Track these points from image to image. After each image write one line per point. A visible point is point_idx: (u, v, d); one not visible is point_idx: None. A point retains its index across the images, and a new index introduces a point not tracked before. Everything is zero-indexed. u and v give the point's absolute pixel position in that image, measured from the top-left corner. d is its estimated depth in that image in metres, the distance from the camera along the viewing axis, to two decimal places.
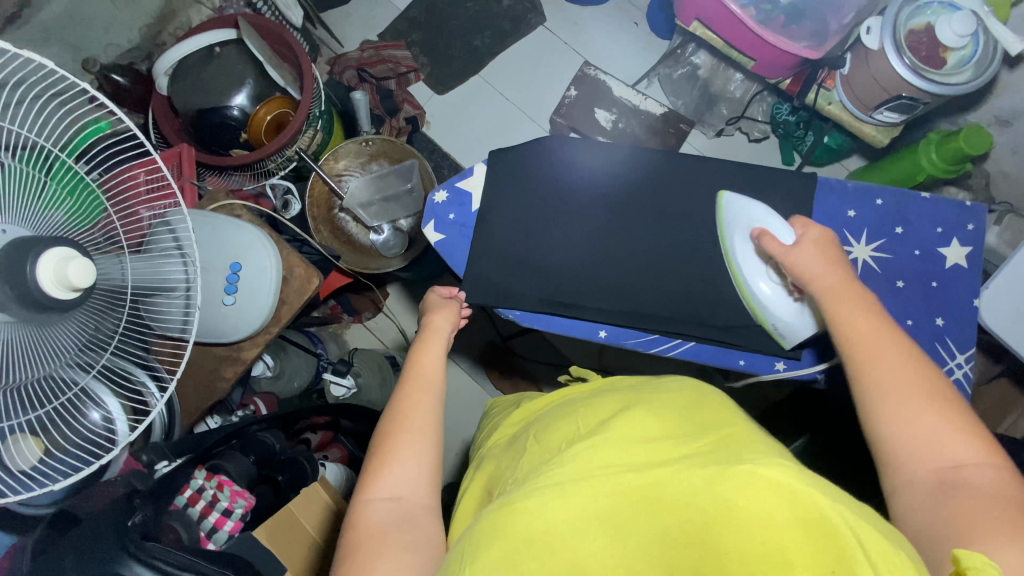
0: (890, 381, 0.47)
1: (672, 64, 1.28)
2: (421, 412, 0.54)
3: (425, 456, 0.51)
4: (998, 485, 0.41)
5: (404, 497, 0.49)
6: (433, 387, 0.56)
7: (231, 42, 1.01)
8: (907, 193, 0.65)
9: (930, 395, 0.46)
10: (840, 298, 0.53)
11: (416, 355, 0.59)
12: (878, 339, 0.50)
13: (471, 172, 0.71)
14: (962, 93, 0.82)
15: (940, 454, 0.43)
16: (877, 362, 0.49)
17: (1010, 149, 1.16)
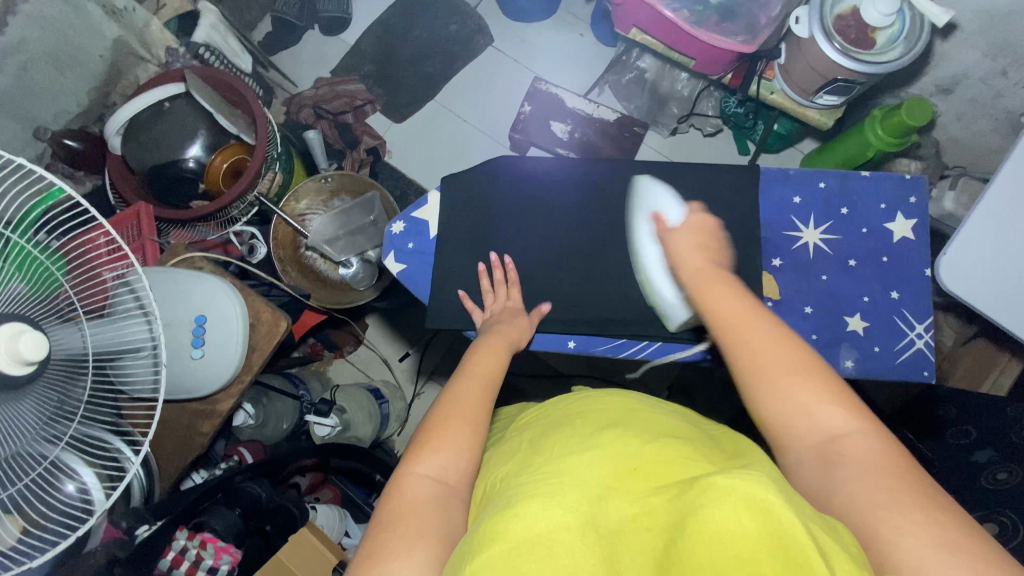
0: (765, 361, 0.49)
1: (620, 71, 1.31)
2: (466, 410, 0.53)
3: (469, 449, 0.50)
4: (871, 454, 0.45)
5: (447, 479, 0.48)
6: (492, 390, 0.55)
7: (180, 96, 1.01)
8: (848, 174, 0.67)
9: (805, 370, 0.49)
10: (711, 289, 0.55)
11: (478, 354, 0.59)
12: (742, 318, 0.52)
13: (425, 200, 0.71)
14: (893, 70, 0.85)
15: (825, 429, 0.47)
16: (750, 344, 0.50)
17: (953, 115, 1.19)
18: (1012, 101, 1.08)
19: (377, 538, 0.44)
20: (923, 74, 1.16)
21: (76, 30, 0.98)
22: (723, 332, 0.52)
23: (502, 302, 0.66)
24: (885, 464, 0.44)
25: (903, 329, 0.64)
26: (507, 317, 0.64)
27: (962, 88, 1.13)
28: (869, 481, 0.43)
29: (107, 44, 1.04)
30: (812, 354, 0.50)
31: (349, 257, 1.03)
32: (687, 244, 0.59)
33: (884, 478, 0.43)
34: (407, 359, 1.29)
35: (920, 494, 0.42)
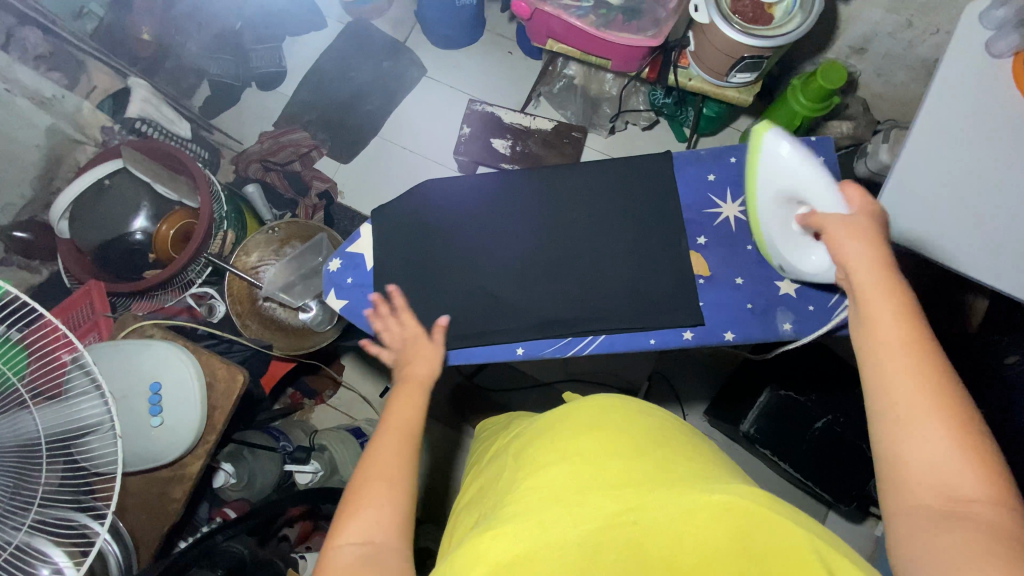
0: (886, 375, 0.46)
1: (549, 81, 1.35)
2: (388, 457, 0.50)
3: (395, 503, 0.47)
4: (997, 520, 0.39)
5: (373, 540, 0.44)
6: (411, 435, 0.53)
7: (119, 171, 1.01)
8: (756, 145, 0.72)
9: (932, 388, 0.44)
10: (862, 287, 0.52)
11: (388, 403, 0.56)
12: (893, 322, 0.49)
13: (357, 235, 0.73)
14: (794, 39, 0.88)
15: (932, 453, 0.42)
16: (881, 356, 0.47)
17: (874, 73, 1.22)
18: (924, 49, 1.11)
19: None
20: (836, 38, 1.18)
21: (10, 124, 1.02)
22: (866, 339, 0.49)
23: (398, 332, 0.64)
24: (1012, 539, 0.38)
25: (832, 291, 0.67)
26: (407, 361, 0.62)
27: (875, 45, 1.15)
28: (974, 538, 0.38)
29: (41, 134, 1.06)
30: (940, 366, 0.45)
31: (307, 301, 1.03)
32: (834, 242, 0.55)
33: (968, 512, 0.39)
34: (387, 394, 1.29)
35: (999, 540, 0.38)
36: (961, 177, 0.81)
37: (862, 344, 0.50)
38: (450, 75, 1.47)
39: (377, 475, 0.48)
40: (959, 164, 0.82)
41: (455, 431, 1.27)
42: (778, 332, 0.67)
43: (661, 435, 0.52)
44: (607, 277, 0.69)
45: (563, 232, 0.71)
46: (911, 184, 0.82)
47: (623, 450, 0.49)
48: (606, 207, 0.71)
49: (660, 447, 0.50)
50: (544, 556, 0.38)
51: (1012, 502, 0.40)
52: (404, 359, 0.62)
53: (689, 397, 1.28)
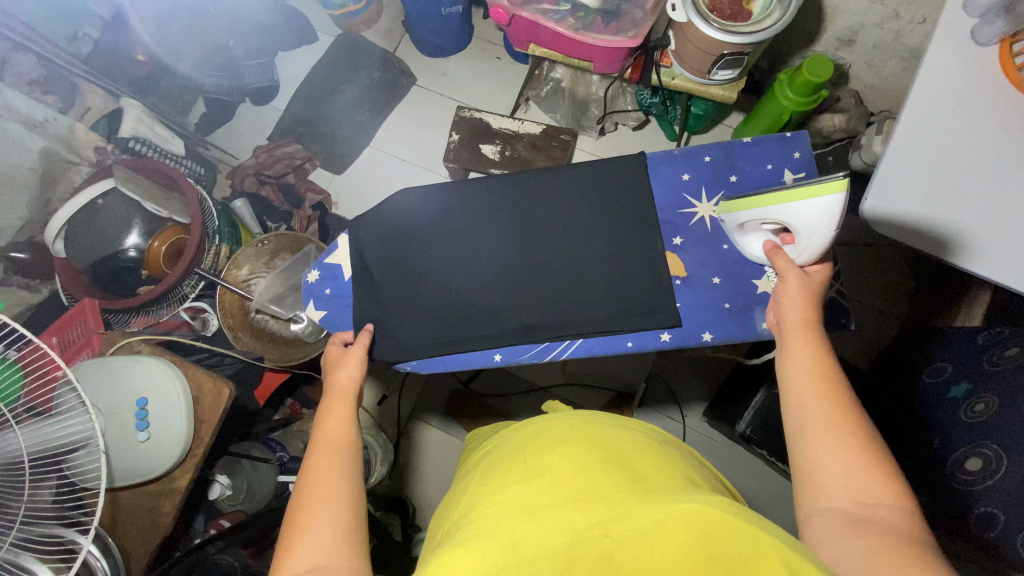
0: (797, 398, 0.52)
1: (537, 85, 1.35)
2: (330, 479, 0.50)
3: (340, 523, 0.47)
4: (897, 522, 0.42)
5: (321, 563, 0.44)
6: (343, 448, 0.54)
7: (111, 191, 1.04)
8: (731, 142, 0.72)
9: (837, 409, 0.50)
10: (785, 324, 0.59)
11: (321, 422, 0.56)
12: (804, 353, 0.55)
13: (335, 246, 0.73)
14: (773, 34, 0.87)
15: (838, 463, 0.46)
16: (793, 382, 0.53)
17: (864, 63, 1.20)
18: (912, 39, 1.09)
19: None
20: (824, 30, 1.16)
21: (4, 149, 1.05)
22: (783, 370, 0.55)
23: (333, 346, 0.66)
24: (908, 537, 0.41)
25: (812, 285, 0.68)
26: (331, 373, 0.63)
27: (863, 37, 1.14)
28: (878, 538, 0.41)
29: (35, 156, 1.09)
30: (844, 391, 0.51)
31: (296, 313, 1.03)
32: (778, 283, 0.63)
33: (874, 516, 0.43)
34: (385, 402, 1.29)
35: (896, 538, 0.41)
36: (945, 167, 0.80)
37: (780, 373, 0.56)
38: (440, 83, 1.48)
39: (316, 498, 0.48)
40: (947, 154, 0.80)
41: (452, 437, 1.27)
42: (757, 332, 0.66)
43: (618, 443, 0.52)
44: (583, 280, 0.69)
45: (538, 236, 0.71)
46: (894, 175, 0.81)
47: (587, 458, 0.49)
48: (580, 210, 0.71)
49: (620, 456, 0.49)
50: (516, 569, 0.37)
51: (916, 511, 0.44)
52: (333, 372, 0.63)
53: (687, 398, 1.26)
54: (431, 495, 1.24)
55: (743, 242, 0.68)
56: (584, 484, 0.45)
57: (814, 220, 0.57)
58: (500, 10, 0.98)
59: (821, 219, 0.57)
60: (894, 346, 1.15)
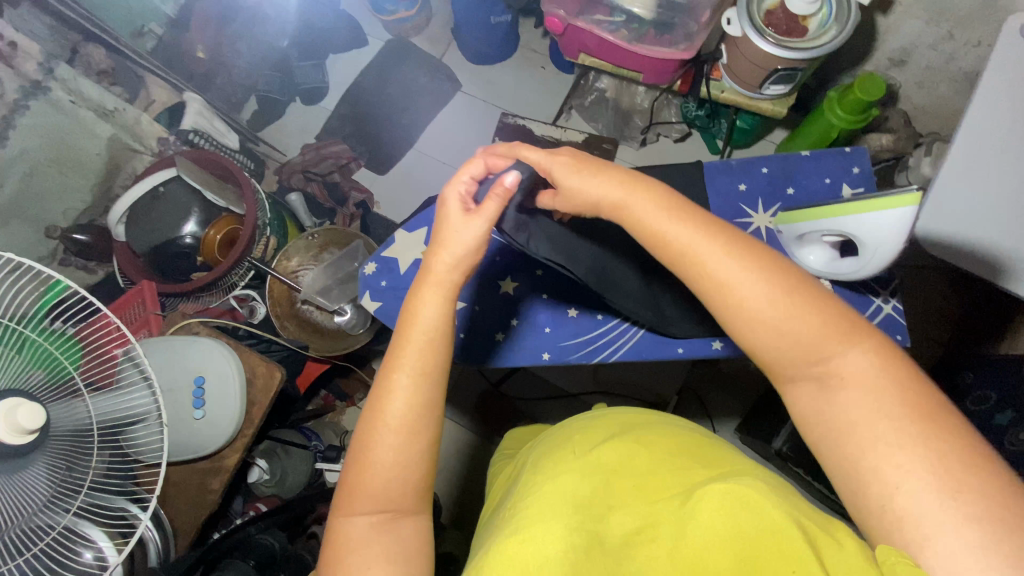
0: (752, 306, 0.45)
1: (581, 95, 1.38)
2: (405, 404, 0.45)
3: (405, 463, 0.45)
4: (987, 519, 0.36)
5: (385, 508, 0.45)
6: (431, 368, 0.47)
7: (172, 179, 1.08)
8: (791, 154, 0.73)
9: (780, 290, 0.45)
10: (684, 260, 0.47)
11: (412, 314, 0.48)
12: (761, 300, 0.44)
13: (392, 240, 0.76)
14: (830, 50, 0.87)
15: (825, 341, 0.44)
16: (734, 292, 0.45)
17: (914, 84, 1.19)
18: (966, 62, 1.08)
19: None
20: (874, 50, 1.16)
21: (74, 134, 1.11)
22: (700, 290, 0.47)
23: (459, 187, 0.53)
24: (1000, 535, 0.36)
25: (869, 299, 0.71)
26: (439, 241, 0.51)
27: (916, 57, 1.13)
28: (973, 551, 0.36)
29: (102, 144, 1.15)
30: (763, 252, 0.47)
31: (343, 304, 1.09)
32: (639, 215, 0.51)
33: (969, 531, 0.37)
34: None
35: (910, 398, 0.41)
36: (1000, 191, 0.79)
37: (704, 293, 0.47)
38: (484, 89, 1.51)
39: (385, 429, 0.46)
40: (1002, 178, 0.79)
41: (481, 437, 1.28)
42: None
43: (671, 436, 0.52)
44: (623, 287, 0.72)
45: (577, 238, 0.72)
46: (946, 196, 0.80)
47: (637, 449, 0.50)
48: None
49: (668, 449, 0.50)
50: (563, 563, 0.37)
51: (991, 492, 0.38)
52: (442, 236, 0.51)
53: (717, 414, 1.25)
54: (458, 495, 1.25)
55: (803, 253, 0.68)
56: (633, 477, 0.46)
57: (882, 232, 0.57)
58: (556, 19, 0.99)
59: (891, 233, 0.57)
60: (937, 372, 1.12)
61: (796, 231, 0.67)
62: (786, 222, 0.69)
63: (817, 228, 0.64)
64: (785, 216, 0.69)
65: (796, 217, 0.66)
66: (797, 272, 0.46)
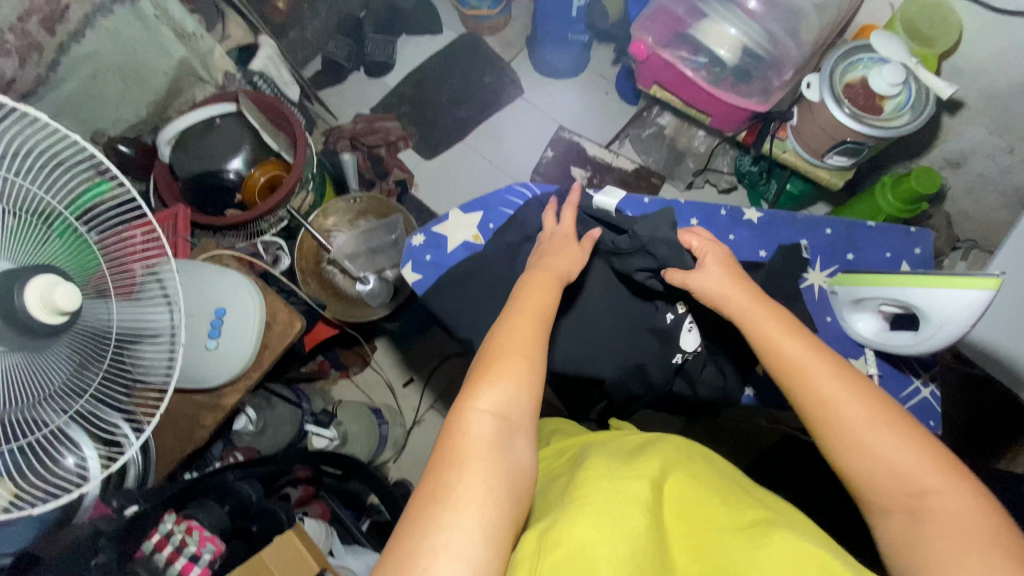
0: (784, 347, 0.57)
1: (640, 125, 1.42)
2: (528, 334, 0.53)
3: (532, 338, 0.53)
4: (965, 511, 0.45)
5: (507, 415, 0.47)
6: (544, 318, 0.56)
7: (230, 115, 1.09)
8: (855, 224, 0.77)
9: (859, 400, 0.53)
10: (742, 310, 0.62)
11: (528, 289, 0.59)
12: (803, 362, 0.56)
13: (446, 217, 0.76)
14: (901, 134, 0.89)
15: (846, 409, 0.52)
16: (779, 343, 0.58)
17: (965, 189, 1.17)
18: (1022, 177, 1.07)
19: (437, 470, 0.43)
20: (932, 148, 1.15)
21: (148, 49, 1.08)
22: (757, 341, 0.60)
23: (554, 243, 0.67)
24: (976, 518, 0.45)
25: (909, 378, 0.72)
26: (555, 259, 0.64)
27: (971, 163, 1.12)
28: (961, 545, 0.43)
29: (171, 64, 1.13)
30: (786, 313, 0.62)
31: (367, 274, 1.09)
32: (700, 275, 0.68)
33: (927, 507, 0.46)
34: (411, 385, 1.34)
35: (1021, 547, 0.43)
36: None
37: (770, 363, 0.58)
38: (544, 100, 1.52)
39: (491, 386, 0.48)
40: None
41: None
42: None
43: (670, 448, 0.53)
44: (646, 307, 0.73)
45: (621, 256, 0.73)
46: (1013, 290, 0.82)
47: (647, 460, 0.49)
48: None
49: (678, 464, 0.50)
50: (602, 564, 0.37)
51: (960, 489, 0.47)
52: (547, 261, 0.63)
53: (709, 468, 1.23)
54: None
55: (851, 319, 0.71)
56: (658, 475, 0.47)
57: (950, 312, 0.59)
58: (641, 46, 1.01)
59: (964, 312, 0.58)
60: None
61: (855, 294, 0.68)
62: (842, 282, 0.71)
63: (870, 292, 0.66)
64: (842, 280, 0.71)
65: (855, 280, 0.68)
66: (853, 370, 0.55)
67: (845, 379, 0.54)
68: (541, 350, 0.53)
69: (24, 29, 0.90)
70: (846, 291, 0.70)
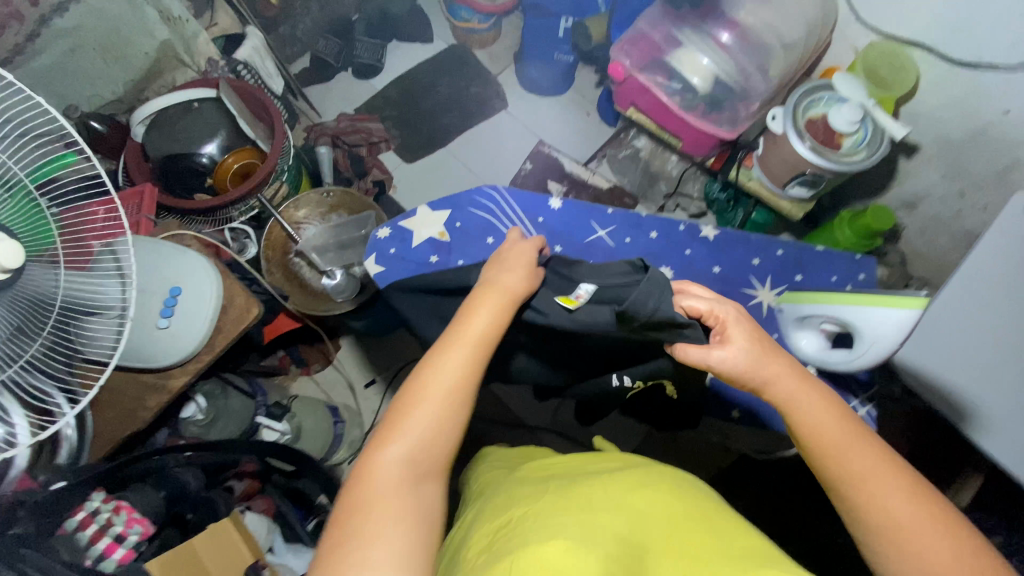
0: (799, 411, 0.54)
1: (616, 146, 1.47)
2: (452, 371, 0.53)
3: (457, 372, 0.53)
4: None
5: (417, 460, 0.50)
6: (480, 349, 0.55)
7: (209, 100, 1.08)
8: (804, 248, 0.81)
9: (879, 462, 0.51)
10: (761, 367, 0.55)
11: (466, 314, 0.57)
12: (823, 426, 0.53)
13: (414, 212, 0.76)
14: (858, 170, 0.94)
15: (870, 474, 0.50)
16: (791, 400, 0.54)
17: (918, 230, 1.23)
18: (970, 221, 1.13)
19: (342, 516, 0.46)
20: (890, 189, 1.21)
21: (131, 28, 1.08)
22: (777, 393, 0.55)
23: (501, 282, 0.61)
24: None
25: (850, 398, 0.75)
26: (505, 270, 0.62)
27: (924, 203, 1.18)
28: None
29: (154, 45, 1.12)
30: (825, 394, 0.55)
31: (334, 268, 1.09)
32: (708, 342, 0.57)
33: None
34: (372, 386, 1.32)
35: None
36: None
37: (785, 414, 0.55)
38: (528, 114, 1.55)
39: (403, 432, 0.50)
40: None
41: None
42: None
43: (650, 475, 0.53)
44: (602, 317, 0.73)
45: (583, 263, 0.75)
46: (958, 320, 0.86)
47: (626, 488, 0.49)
48: None
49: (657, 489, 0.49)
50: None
51: (982, 559, 0.46)
52: (498, 276, 0.61)
53: None
54: None
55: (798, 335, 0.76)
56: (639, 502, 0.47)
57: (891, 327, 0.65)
58: (619, 67, 1.06)
59: (886, 330, 0.62)
60: None
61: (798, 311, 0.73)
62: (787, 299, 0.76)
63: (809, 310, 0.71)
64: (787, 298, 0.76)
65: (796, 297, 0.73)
66: (867, 433, 0.53)
67: (868, 443, 0.52)
68: (467, 387, 0.53)
69: None
70: (790, 308, 0.75)
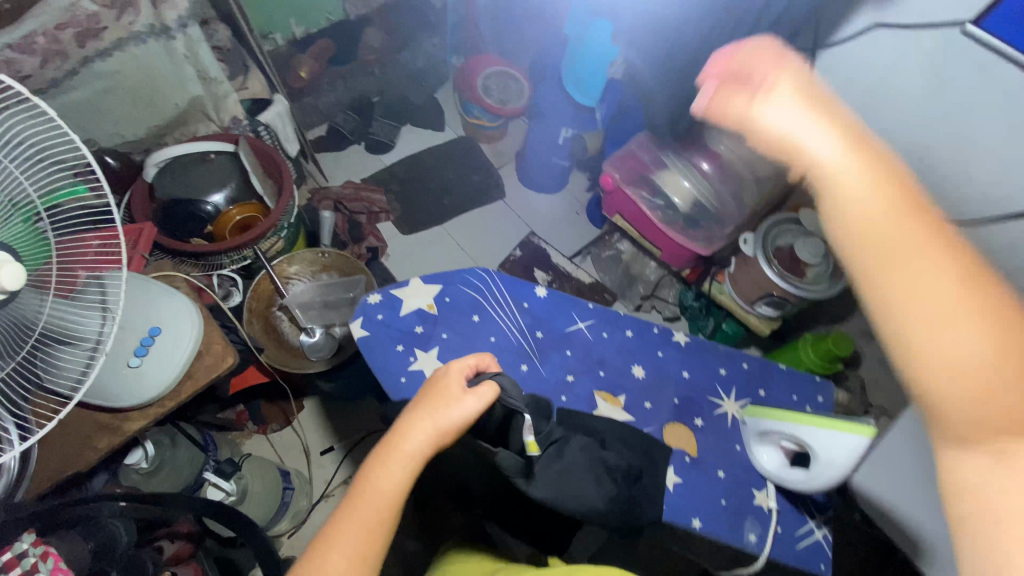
0: (862, 207, 0.40)
1: (601, 246, 1.56)
2: (380, 495, 0.50)
3: (389, 497, 0.50)
4: None
5: None
6: (413, 468, 0.51)
7: (226, 154, 1.15)
8: (767, 365, 0.85)
9: (966, 299, 0.38)
10: (841, 189, 0.41)
11: (401, 425, 0.53)
12: (895, 234, 0.40)
13: (406, 283, 0.79)
14: (819, 297, 1.02)
15: (935, 314, 0.38)
16: (852, 203, 0.41)
17: (876, 358, 1.31)
18: None
19: None
20: (850, 317, 1.31)
21: (168, 81, 1.15)
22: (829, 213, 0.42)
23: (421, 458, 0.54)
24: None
25: (805, 517, 0.76)
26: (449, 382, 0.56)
27: (881, 335, 1.27)
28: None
29: (185, 99, 1.20)
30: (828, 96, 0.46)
31: (314, 326, 1.11)
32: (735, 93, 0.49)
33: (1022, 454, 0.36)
34: (329, 453, 1.28)
35: None
36: None
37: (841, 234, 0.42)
38: (522, 206, 1.66)
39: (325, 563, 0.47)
40: None
41: None
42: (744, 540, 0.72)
43: None
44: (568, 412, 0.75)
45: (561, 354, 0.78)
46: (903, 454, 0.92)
47: None
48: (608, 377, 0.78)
49: None
50: None
51: None
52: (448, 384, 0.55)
53: None
54: None
55: (757, 450, 0.76)
56: None
57: (836, 452, 0.64)
58: (610, 179, 1.16)
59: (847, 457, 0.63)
60: None
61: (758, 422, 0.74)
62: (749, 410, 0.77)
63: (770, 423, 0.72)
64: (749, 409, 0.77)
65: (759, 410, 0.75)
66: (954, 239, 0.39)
67: (952, 263, 0.39)
68: (395, 510, 0.50)
69: (57, 36, 0.95)
70: (753, 420, 0.75)
